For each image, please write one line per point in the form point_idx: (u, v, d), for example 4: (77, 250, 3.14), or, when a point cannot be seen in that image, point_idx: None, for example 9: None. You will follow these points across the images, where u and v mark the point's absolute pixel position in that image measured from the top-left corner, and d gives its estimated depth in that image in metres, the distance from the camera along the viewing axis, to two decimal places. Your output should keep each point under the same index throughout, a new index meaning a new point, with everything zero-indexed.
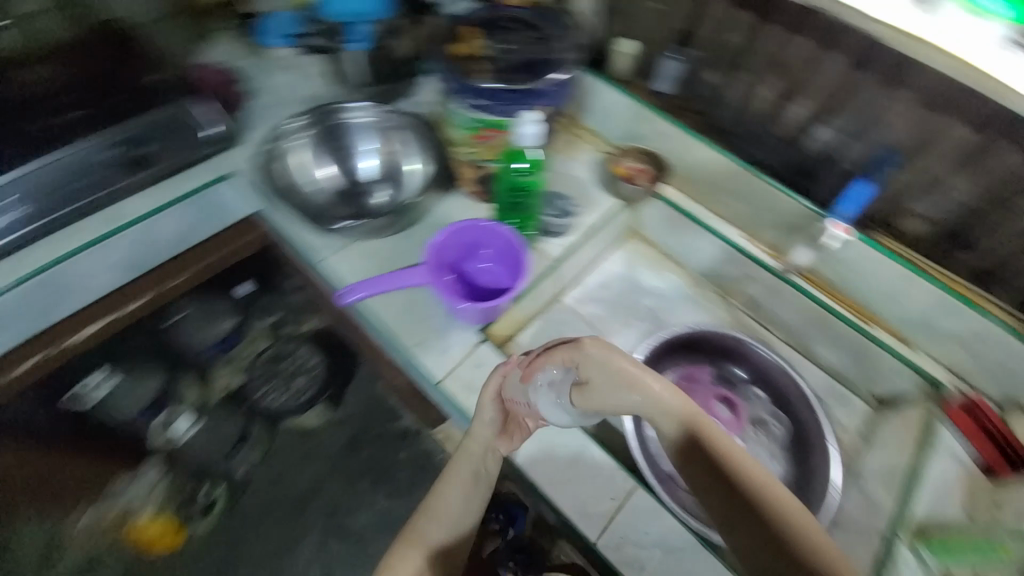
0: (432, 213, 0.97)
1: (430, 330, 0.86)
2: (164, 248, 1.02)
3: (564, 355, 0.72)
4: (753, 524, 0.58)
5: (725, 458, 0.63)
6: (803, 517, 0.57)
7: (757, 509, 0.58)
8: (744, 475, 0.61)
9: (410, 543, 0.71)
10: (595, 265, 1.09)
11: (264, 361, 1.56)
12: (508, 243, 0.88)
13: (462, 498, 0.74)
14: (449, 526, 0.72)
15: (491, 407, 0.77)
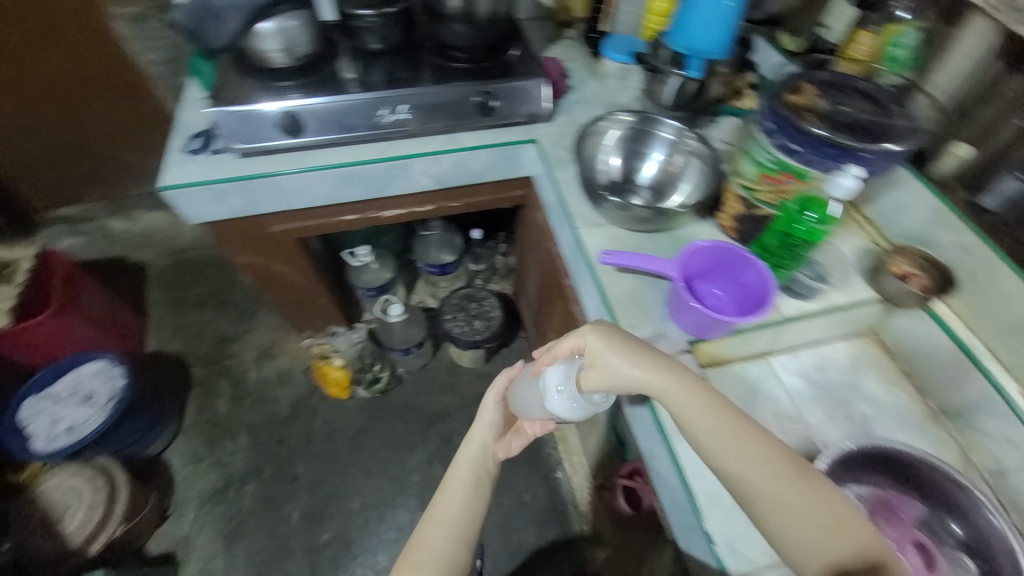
0: (670, 232, 1.05)
1: (645, 319, 0.94)
2: (467, 175, 1.29)
3: (570, 343, 0.80)
4: (794, 506, 0.63)
5: (738, 457, 0.66)
6: (823, 497, 0.64)
7: (785, 495, 0.64)
8: (762, 465, 0.66)
9: (430, 519, 0.90)
10: (814, 346, 1.04)
11: (460, 296, 1.85)
12: (750, 280, 0.86)
13: (465, 491, 0.93)
14: (457, 513, 0.90)
15: (494, 410, 1.06)
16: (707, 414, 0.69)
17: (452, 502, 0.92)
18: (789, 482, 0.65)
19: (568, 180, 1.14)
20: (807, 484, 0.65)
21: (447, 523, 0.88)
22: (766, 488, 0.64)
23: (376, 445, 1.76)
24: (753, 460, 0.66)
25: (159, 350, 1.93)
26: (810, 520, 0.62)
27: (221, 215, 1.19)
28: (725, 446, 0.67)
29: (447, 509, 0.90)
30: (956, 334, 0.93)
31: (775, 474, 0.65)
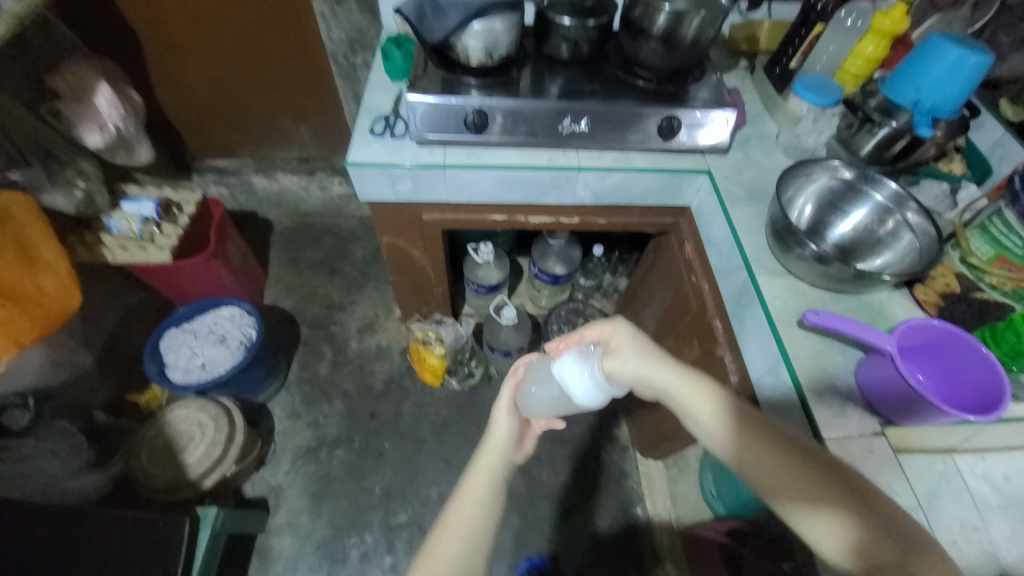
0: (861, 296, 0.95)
1: (828, 387, 0.87)
2: (624, 196, 1.28)
3: (597, 332, 0.84)
4: (789, 483, 0.64)
5: (724, 431, 0.70)
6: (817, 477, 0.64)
7: (777, 473, 0.65)
8: (746, 442, 0.69)
9: (438, 533, 0.76)
10: (1010, 451, 0.90)
11: (566, 310, 1.85)
12: (969, 369, 0.78)
13: (478, 501, 0.78)
14: (468, 529, 0.75)
15: (510, 416, 0.89)
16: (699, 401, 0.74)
17: (463, 514, 0.77)
18: (778, 459, 0.66)
19: (744, 221, 1.08)
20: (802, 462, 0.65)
21: (462, 540, 0.75)
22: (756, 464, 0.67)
23: (460, 439, 1.78)
24: (740, 438, 0.69)
25: (276, 305, 2.06)
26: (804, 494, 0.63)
27: (389, 197, 1.26)
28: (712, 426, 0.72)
29: (457, 522, 0.76)
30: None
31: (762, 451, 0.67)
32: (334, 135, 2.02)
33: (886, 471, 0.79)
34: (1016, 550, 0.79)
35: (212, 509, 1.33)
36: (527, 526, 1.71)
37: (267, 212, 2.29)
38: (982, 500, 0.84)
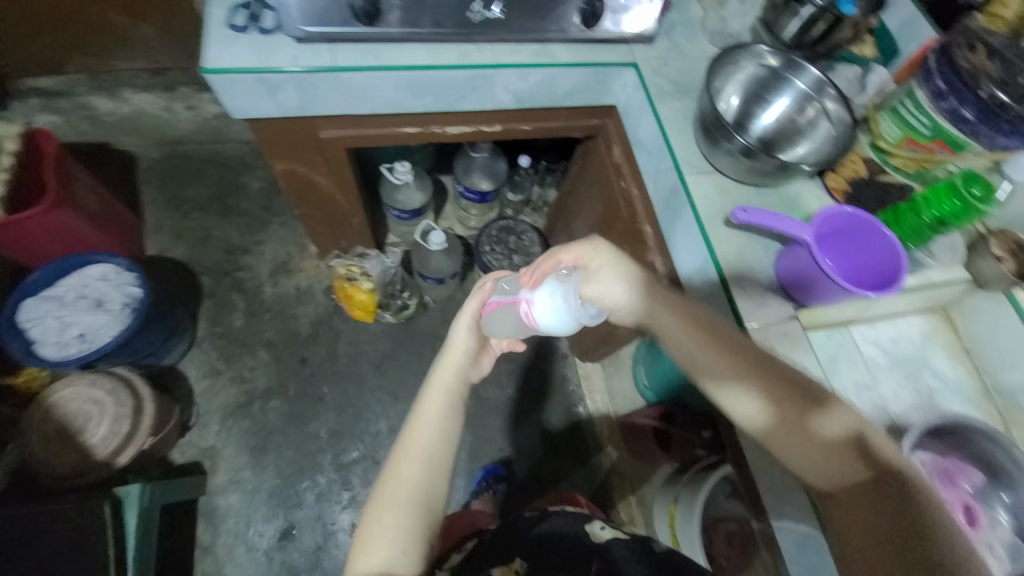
0: (781, 188, 0.97)
1: (753, 279, 0.90)
2: (548, 97, 1.16)
3: (575, 255, 0.81)
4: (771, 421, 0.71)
5: (710, 369, 0.74)
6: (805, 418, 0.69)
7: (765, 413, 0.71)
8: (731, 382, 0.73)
9: (402, 451, 0.84)
10: (893, 317, 1.02)
11: (497, 228, 1.77)
12: (871, 249, 0.84)
13: (435, 421, 0.86)
14: (430, 444, 0.84)
15: (470, 335, 0.91)
16: (687, 339, 0.76)
17: (422, 433, 0.85)
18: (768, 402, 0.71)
19: (672, 118, 1.03)
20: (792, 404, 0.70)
21: (422, 457, 0.83)
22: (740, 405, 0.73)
23: (402, 371, 1.75)
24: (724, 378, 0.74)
25: (163, 255, 1.77)
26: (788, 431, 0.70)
27: (272, 112, 1.05)
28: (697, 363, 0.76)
29: (419, 441, 0.84)
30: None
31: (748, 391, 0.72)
32: (190, 37, 1.61)
33: (800, 350, 0.86)
34: (892, 400, 0.93)
35: (135, 486, 1.24)
36: (479, 441, 1.79)
37: (125, 143, 1.87)
38: (868, 363, 0.96)
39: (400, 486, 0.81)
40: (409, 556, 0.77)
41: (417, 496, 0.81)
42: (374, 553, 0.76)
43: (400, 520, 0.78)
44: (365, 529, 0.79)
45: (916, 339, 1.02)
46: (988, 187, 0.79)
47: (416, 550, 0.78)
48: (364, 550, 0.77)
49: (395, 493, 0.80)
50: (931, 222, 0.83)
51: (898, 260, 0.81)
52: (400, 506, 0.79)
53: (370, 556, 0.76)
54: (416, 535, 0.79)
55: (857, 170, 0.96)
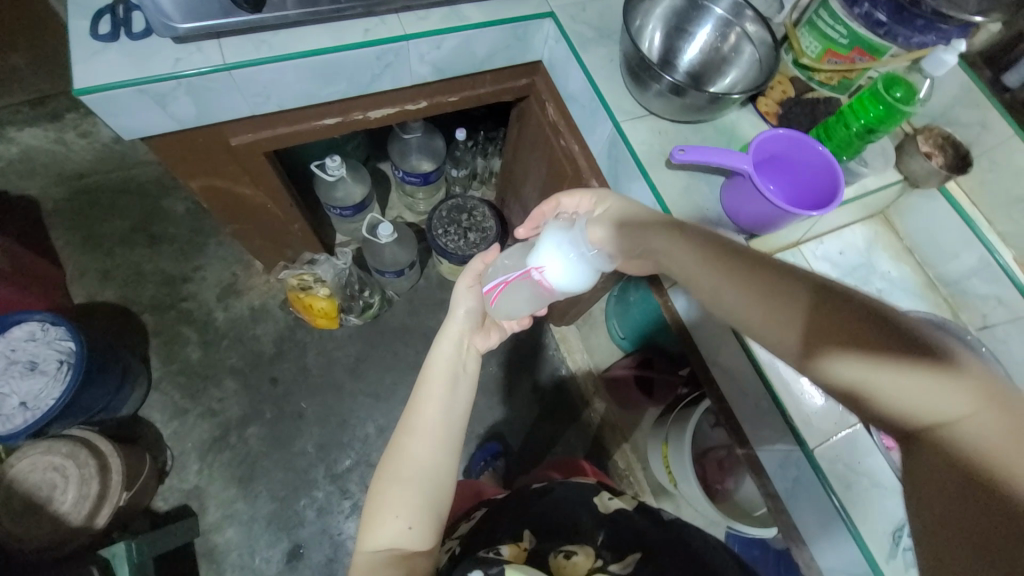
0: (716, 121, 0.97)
1: (702, 217, 0.90)
2: (468, 62, 1.10)
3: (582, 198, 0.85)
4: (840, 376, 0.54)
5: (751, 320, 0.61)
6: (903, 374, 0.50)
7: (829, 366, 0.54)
8: (780, 330, 0.58)
9: (408, 427, 0.82)
10: (837, 229, 1.06)
11: (447, 207, 1.71)
12: (809, 167, 0.86)
13: (440, 395, 0.84)
14: (437, 420, 0.83)
15: (474, 296, 0.93)
16: (723, 283, 0.64)
17: (428, 407, 0.83)
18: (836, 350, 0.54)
19: (598, 65, 0.99)
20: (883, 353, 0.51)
21: (426, 433, 0.82)
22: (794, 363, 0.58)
23: (379, 370, 1.71)
24: (770, 323, 0.59)
25: (94, 301, 1.64)
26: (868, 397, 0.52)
27: (170, 125, 0.95)
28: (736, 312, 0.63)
29: (427, 416, 0.83)
30: (964, 211, 0.99)
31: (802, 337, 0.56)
32: (61, 56, 1.43)
33: None
34: None
35: (120, 544, 1.20)
36: (471, 423, 1.79)
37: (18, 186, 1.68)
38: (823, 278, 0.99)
39: (409, 462, 0.79)
40: (417, 532, 0.76)
41: (427, 471, 0.79)
42: (382, 530, 0.75)
43: (411, 496, 0.77)
44: (375, 506, 0.77)
45: (861, 247, 1.06)
46: (907, 89, 0.81)
47: (424, 526, 0.76)
48: (374, 525, 0.76)
49: (403, 470, 0.79)
50: (858, 131, 0.84)
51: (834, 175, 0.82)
52: (408, 483, 0.78)
53: (381, 532, 0.75)
54: (423, 511, 0.77)
55: (784, 92, 0.96)
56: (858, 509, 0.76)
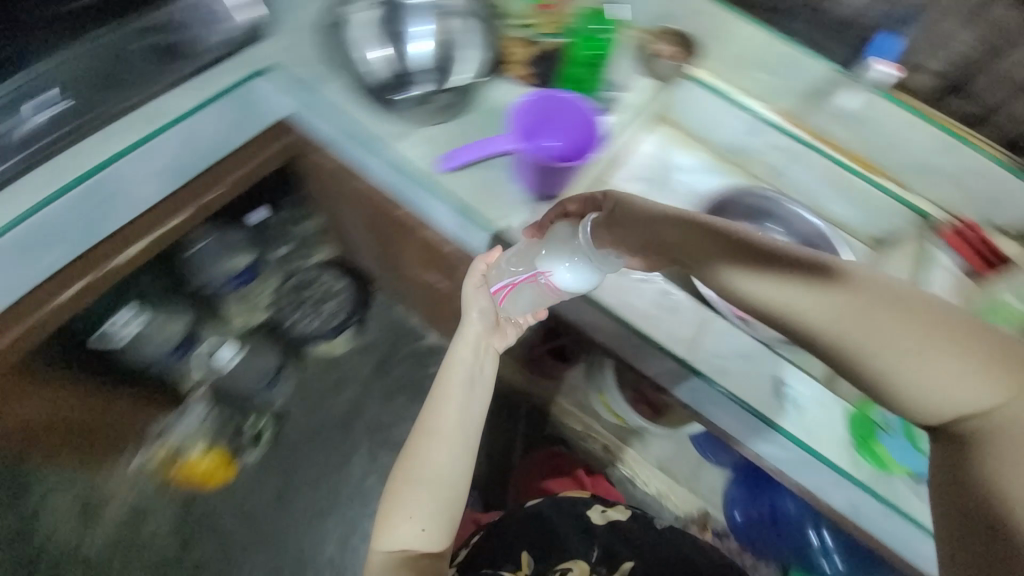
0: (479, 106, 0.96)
1: (506, 204, 0.90)
2: (207, 150, 0.97)
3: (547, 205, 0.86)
4: (902, 379, 0.60)
5: (801, 309, 0.63)
6: (956, 363, 0.59)
7: (879, 349, 0.60)
8: (840, 323, 0.61)
9: (423, 435, 0.83)
10: (628, 150, 1.15)
11: (287, 288, 1.53)
12: (569, 114, 0.92)
13: (456, 401, 0.84)
14: (455, 427, 0.83)
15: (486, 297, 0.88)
16: (774, 283, 0.64)
17: (444, 415, 0.83)
18: (902, 340, 0.60)
19: (342, 101, 0.94)
20: (943, 344, 0.59)
21: (443, 444, 0.82)
22: (838, 344, 0.62)
23: (307, 484, 1.55)
24: (821, 315, 0.62)
25: None
26: (905, 381, 0.61)
27: None
28: (781, 302, 0.64)
29: (446, 427, 0.82)
30: (711, 86, 1.09)
31: (889, 325, 0.60)
32: None
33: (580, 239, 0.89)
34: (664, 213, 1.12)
35: None
36: None
37: None
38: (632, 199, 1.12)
39: (426, 470, 0.81)
40: (431, 534, 0.79)
41: (442, 483, 0.80)
42: (401, 514, 0.78)
43: (426, 503, 0.79)
44: (395, 497, 0.80)
45: (654, 154, 1.18)
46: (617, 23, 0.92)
47: (439, 527, 0.80)
48: (391, 518, 0.79)
49: (416, 479, 0.80)
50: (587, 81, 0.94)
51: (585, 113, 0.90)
52: (422, 491, 0.80)
53: (399, 511, 0.79)
54: (436, 516, 0.79)
55: (521, 54, 0.98)
56: (747, 390, 0.80)
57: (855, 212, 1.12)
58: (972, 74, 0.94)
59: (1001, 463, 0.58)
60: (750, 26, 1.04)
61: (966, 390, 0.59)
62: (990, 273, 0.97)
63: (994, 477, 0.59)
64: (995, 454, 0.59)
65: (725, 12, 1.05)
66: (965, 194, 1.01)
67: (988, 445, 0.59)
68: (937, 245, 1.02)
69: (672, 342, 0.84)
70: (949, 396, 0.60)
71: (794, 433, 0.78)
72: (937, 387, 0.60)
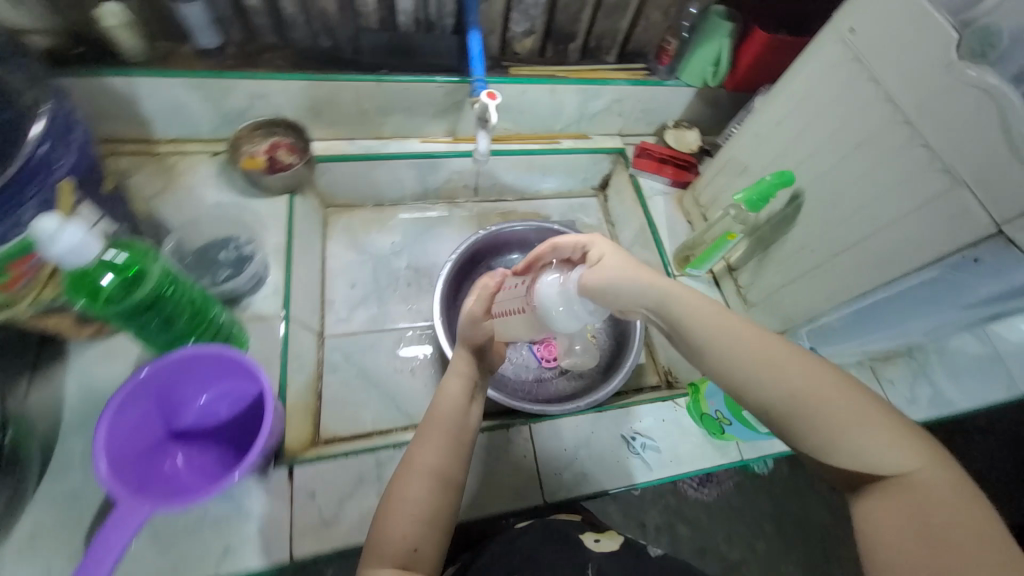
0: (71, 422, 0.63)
1: (211, 535, 0.59)
2: None
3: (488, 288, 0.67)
4: (795, 414, 0.38)
5: (705, 325, 0.44)
6: (881, 429, 0.37)
7: (799, 391, 0.39)
8: (745, 345, 0.41)
9: (432, 421, 0.58)
10: (326, 274, 0.91)
11: None
12: (209, 369, 0.60)
13: (461, 375, 0.63)
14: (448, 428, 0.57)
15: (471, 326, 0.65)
16: (688, 299, 0.46)
17: (454, 392, 0.61)
18: (811, 380, 0.39)
19: None
20: (864, 410, 0.37)
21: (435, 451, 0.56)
22: (737, 364, 0.41)
23: None
24: (716, 328, 0.43)
25: None
26: (833, 439, 0.37)
27: None
28: (688, 318, 0.45)
29: (446, 415, 0.58)
30: (352, 154, 0.91)
31: (797, 365, 0.40)
32: None
33: (337, 485, 0.64)
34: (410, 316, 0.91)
35: None
36: None
37: None
38: (368, 337, 0.87)
39: (420, 472, 0.54)
40: (423, 560, 0.50)
41: (438, 490, 0.53)
42: (392, 527, 0.50)
43: (421, 509, 0.52)
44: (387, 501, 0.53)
45: (356, 260, 0.94)
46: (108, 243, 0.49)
47: (435, 546, 0.51)
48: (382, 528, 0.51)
49: (415, 479, 0.53)
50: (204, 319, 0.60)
51: (224, 357, 0.59)
52: (421, 498, 0.52)
53: (389, 530, 0.50)
54: (435, 529, 0.52)
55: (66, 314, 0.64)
56: (605, 476, 0.71)
57: (564, 178, 1.08)
58: (558, 17, 0.86)
59: (890, 535, 0.34)
60: (326, 82, 0.80)
61: (899, 467, 0.35)
62: (688, 176, 1.00)
63: (868, 536, 0.35)
64: (898, 522, 0.34)
65: (287, 81, 0.78)
66: (627, 117, 1.01)
67: (891, 508, 0.35)
68: (638, 176, 1.01)
69: (515, 495, 0.69)
70: (857, 452, 0.36)
71: (666, 475, 0.72)
72: (868, 452, 0.36)
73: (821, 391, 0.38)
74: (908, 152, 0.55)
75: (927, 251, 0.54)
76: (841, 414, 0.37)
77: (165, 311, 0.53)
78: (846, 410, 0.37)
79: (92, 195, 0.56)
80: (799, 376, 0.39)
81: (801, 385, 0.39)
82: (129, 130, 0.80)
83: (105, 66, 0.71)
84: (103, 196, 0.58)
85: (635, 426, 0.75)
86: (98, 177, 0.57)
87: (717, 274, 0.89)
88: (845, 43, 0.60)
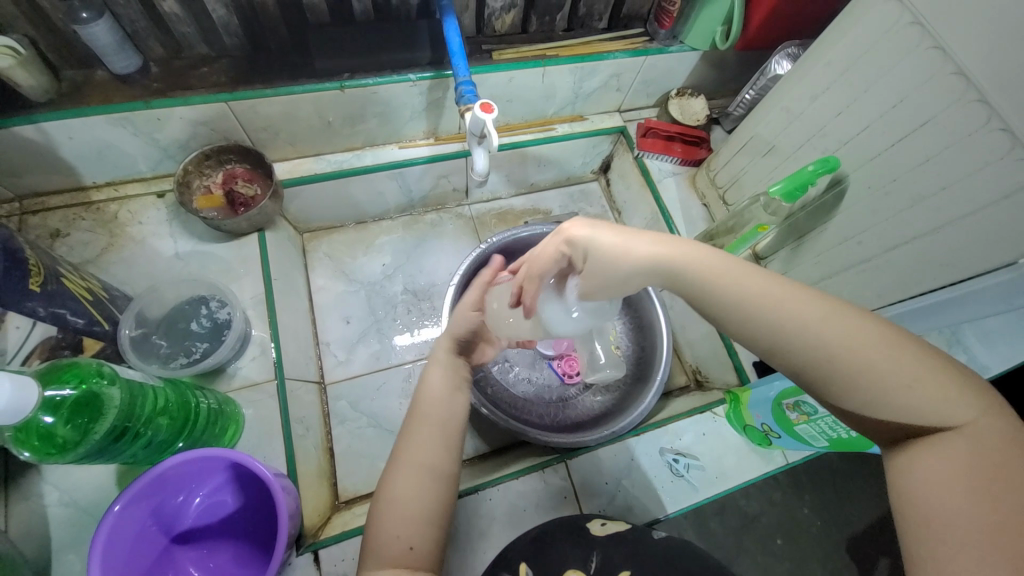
0: (55, 541, 0.55)
1: None
2: None
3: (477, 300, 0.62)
4: (842, 370, 0.33)
5: (732, 284, 0.39)
6: (924, 375, 0.32)
7: (843, 350, 0.33)
8: (770, 302, 0.37)
9: (417, 415, 0.50)
10: (317, 312, 0.84)
11: None
12: (199, 466, 0.52)
13: (445, 364, 0.55)
14: (433, 417, 0.50)
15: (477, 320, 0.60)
16: (713, 263, 0.41)
17: (438, 385, 0.53)
18: (848, 333, 0.34)
19: None
20: (906, 358, 0.32)
21: (429, 441, 0.48)
22: (770, 320, 0.36)
23: None
24: (745, 293, 0.38)
25: None
26: (876, 396, 0.32)
27: None
28: (719, 281, 0.40)
29: (432, 404, 0.51)
30: (322, 173, 0.79)
31: (834, 317, 0.35)
32: None
33: None
34: (414, 347, 0.84)
35: None
36: None
37: None
38: (374, 377, 0.81)
39: (413, 465, 0.46)
40: (421, 562, 0.43)
41: (433, 485, 0.46)
42: (386, 526, 0.43)
43: (415, 504, 0.44)
44: (377, 504, 0.46)
45: (346, 291, 0.87)
46: (48, 378, 0.41)
47: (431, 544, 0.44)
48: (377, 534, 0.44)
49: (408, 472, 0.46)
50: (185, 416, 0.52)
51: (207, 452, 0.51)
52: (415, 493, 0.45)
53: (385, 527, 0.43)
54: (435, 525, 0.45)
55: None
56: (651, 502, 0.68)
57: (560, 166, 0.98)
58: None
59: (937, 494, 0.30)
60: (278, 97, 0.66)
61: (951, 420, 0.31)
62: (700, 153, 0.90)
63: (906, 494, 0.31)
64: (951, 486, 0.29)
65: (232, 101, 0.65)
66: (627, 92, 0.89)
67: (942, 470, 0.30)
68: (643, 158, 0.90)
69: None
70: (900, 411, 0.32)
71: (713, 493, 0.69)
72: (916, 410, 0.31)
73: (856, 346, 0.33)
74: (984, 136, 0.47)
75: (1012, 249, 0.47)
76: (881, 373, 0.32)
77: (142, 431, 0.47)
78: (889, 369, 0.32)
79: (21, 300, 0.47)
80: (834, 334, 0.34)
81: (846, 342, 0.34)
82: (54, 181, 0.67)
83: (11, 114, 0.59)
84: (35, 294, 0.48)
85: (672, 444, 0.71)
86: (26, 273, 0.47)
87: (742, 261, 0.82)
88: (902, 3, 0.51)
